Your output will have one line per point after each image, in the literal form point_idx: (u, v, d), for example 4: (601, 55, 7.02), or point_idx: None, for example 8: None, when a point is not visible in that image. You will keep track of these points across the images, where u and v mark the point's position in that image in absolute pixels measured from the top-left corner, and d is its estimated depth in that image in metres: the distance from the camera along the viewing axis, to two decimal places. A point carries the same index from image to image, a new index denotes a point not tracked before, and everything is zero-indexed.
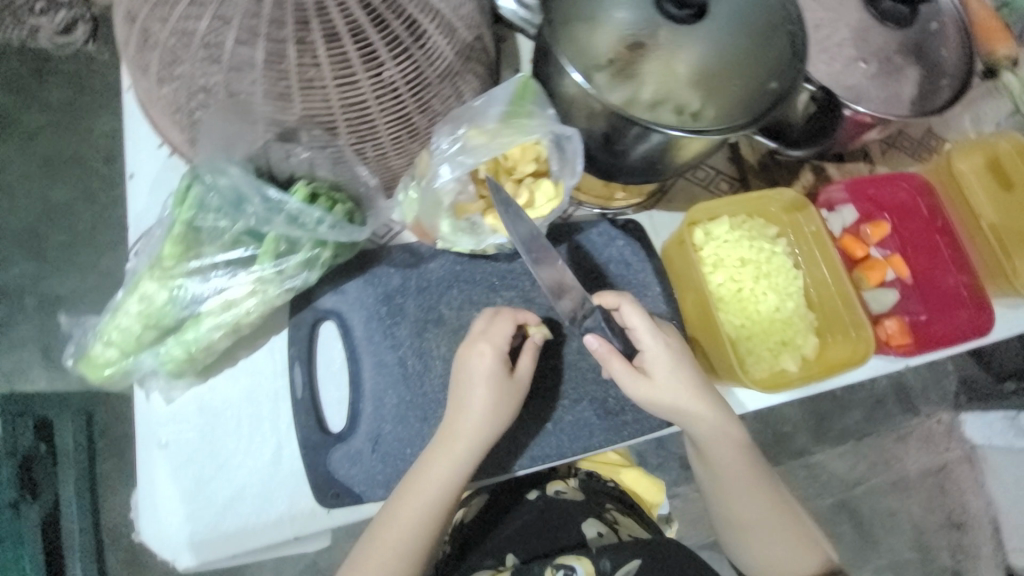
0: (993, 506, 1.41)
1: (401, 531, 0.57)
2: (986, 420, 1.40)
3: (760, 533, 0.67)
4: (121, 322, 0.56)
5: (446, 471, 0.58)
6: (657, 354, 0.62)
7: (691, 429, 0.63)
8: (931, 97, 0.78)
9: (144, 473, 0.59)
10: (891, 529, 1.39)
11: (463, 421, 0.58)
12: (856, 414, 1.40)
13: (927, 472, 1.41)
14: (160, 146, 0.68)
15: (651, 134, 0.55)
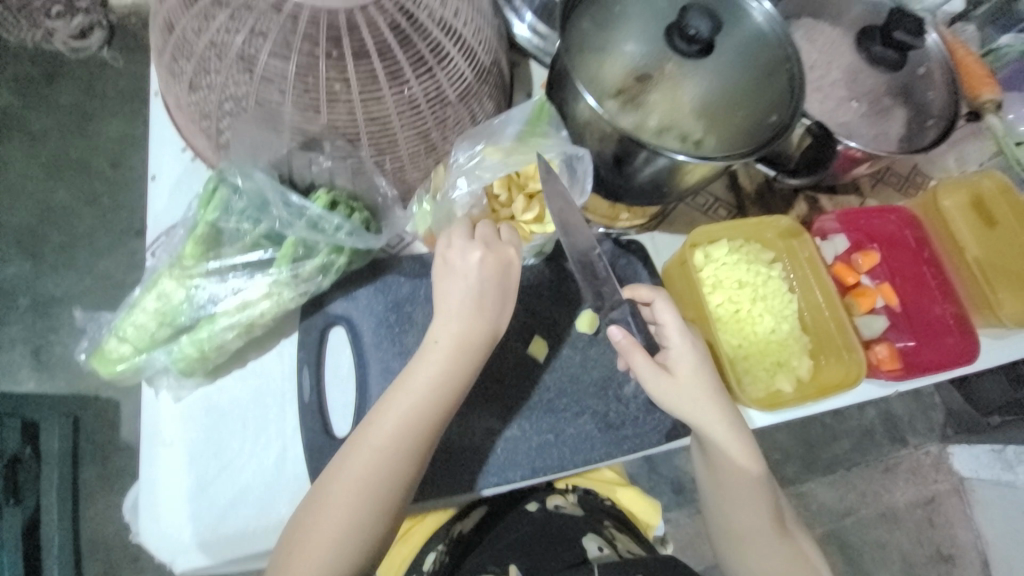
0: (981, 539, 1.43)
1: (372, 459, 0.54)
2: (973, 453, 1.43)
3: (760, 547, 0.67)
4: (137, 318, 0.57)
5: (424, 389, 0.56)
6: (680, 352, 0.63)
7: (706, 428, 0.62)
8: (916, 137, 0.83)
9: (146, 472, 0.59)
10: (881, 561, 1.39)
11: (444, 332, 0.58)
12: (846, 442, 1.42)
13: (915, 503, 1.43)
14: (183, 150, 0.71)
15: (659, 158, 0.58)
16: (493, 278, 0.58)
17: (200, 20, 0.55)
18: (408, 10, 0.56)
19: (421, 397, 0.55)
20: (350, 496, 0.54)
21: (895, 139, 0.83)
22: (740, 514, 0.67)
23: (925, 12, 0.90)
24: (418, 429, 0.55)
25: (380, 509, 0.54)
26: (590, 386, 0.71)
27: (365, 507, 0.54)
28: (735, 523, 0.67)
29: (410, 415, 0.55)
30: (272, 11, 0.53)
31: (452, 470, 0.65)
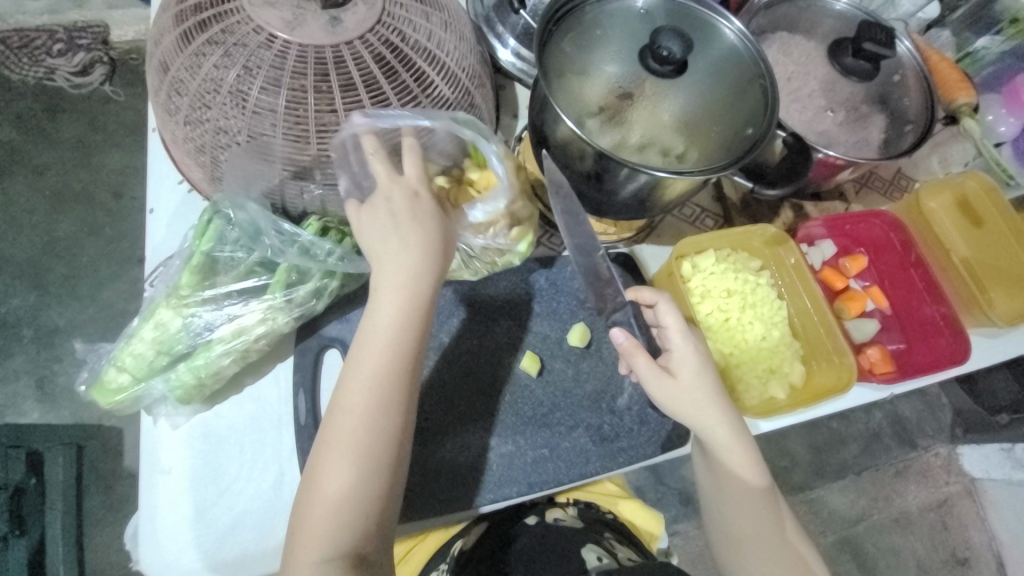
0: (995, 540, 1.41)
1: (347, 446, 0.52)
2: (984, 453, 1.41)
3: (761, 555, 0.66)
4: (135, 348, 0.59)
5: (379, 357, 0.53)
6: (679, 354, 0.64)
7: (705, 430, 0.63)
8: (895, 143, 0.85)
9: (144, 501, 0.60)
10: (895, 567, 1.37)
11: (384, 280, 0.55)
12: (852, 447, 1.41)
13: (927, 507, 1.41)
14: (180, 182, 0.73)
15: (639, 174, 0.60)
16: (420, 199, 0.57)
17: (193, 60, 0.58)
18: (392, 42, 0.58)
19: (380, 367, 0.53)
20: (333, 491, 0.51)
21: (875, 145, 0.85)
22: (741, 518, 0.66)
23: (898, 22, 0.92)
24: (381, 402, 0.53)
25: (370, 498, 0.52)
26: (584, 400, 0.72)
27: (352, 499, 0.52)
28: (738, 528, 0.66)
29: (372, 391, 0.53)
30: (262, 49, 0.55)
31: (449, 488, 0.66)
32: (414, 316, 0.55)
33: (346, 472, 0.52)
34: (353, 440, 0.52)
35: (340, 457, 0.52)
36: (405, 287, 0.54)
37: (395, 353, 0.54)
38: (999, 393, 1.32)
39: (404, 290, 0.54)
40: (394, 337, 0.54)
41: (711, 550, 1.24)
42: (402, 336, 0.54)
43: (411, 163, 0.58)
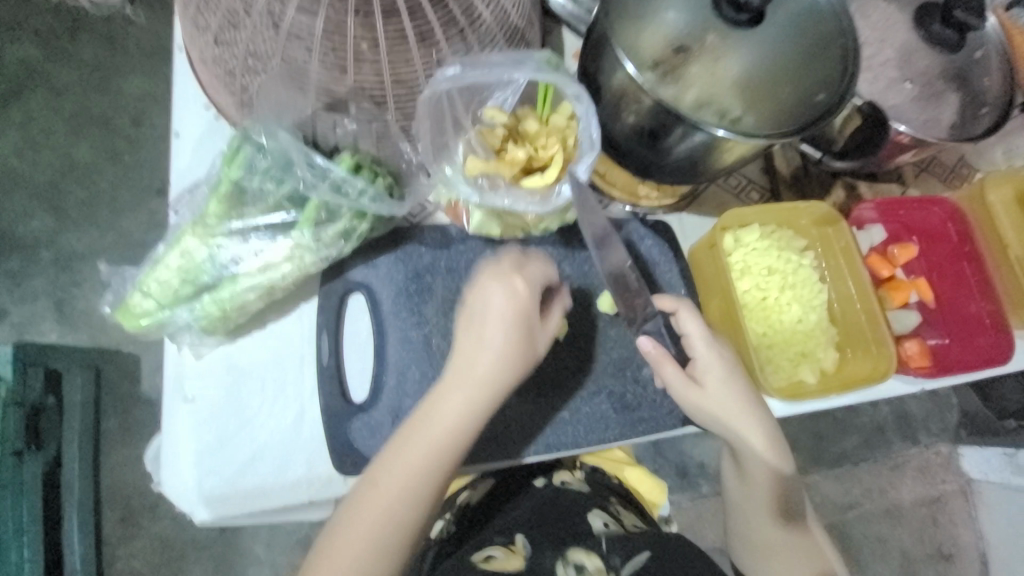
0: (982, 540, 1.40)
1: (394, 489, 0.54)
2: (985, 455, 1.36)
3: (781, 546, 0.67)
4: (161, 275, 0.57)
5: (459, 409, 0.55)
6: (706, 361, 0.64)
7: (734, 433, 0.65)
8: (969, 125, 0.77)
9: (168, 426, 0.60)
10: (880, 555, 1.37)
11: (479, 334, 0.56)
12: (853, 439, 1.37)
13: (920, 502, 1.39)
14: (207, 107, 0.70)
15: (697, 132, 0.56)
16: (523, 295, 0.57)
17: None
18: None
19: (456, 418, 0.55)
20: (370, 526, 0.53)
21: (945, 126, 0.77)
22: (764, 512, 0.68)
23: None
24: (440, 458, 0.54)
25: (400, 541, 0.54)
26: (607, 367, 0.70)
27: (387, 540, 0.53)
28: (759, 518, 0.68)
29: (442, 439, 0.54)
30: None
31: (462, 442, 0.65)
32: (503, 378, 0.56)
33: (387, 512, 0.53)
34: (402, 485, 0.54)
35: (386, 496, 0.54)
36: (489, 386, 0.55)
37: (473, 406, 0.55)
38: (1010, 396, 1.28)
39: (485, 386, 0.55)
40: (471, 399, 0.55)
41: (702, 522, 1.26)
42: (470, 418, 0.55)
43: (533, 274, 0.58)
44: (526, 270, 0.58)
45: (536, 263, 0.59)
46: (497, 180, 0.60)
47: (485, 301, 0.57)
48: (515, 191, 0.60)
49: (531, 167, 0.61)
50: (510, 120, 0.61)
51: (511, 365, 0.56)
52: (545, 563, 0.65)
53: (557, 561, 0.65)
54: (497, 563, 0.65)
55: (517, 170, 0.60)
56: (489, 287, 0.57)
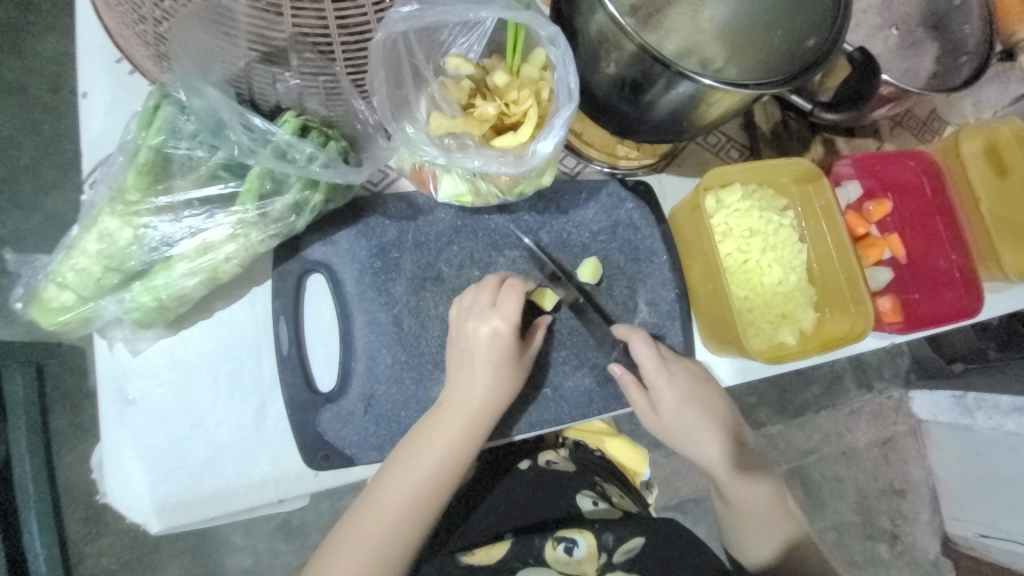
0: (932, 475, 1.33)
1: (389, 514, 0.55)
2: (934, 398, 1.29)
3: (757, 525, 0.68)
4: (78, 263, 0.49)
5: (456, 419, 0.56)
6: (663, 392, 0.64)
7: (695, 443, 0.68)
8: (949, 76, 0.73)
9: (107, 432, 0.54)
10: (837, 494, 1.29)
11: (471, 347, 0.57)
12: (815, 388, 1.28)
13: (874, 443, 1.31)
14: (119, 62, 0.59)
15: (682, 81, 0.51)
16: (504, 335, 0.57)
17: None
18: None
19: (454, 430, 0.56)
20: (365, 541, 0.54)
21: (924, 77, 0.74)
22: (747, 500, 0.68)
23: None
24: (434, 482, 0.55)
25: (394, 557, 0.54)
26: (590, 339, 0.67)
27: (382, 558, 0.54)
28: (740, 505, 0.68)
29: (441, 450, 0.55)
30: None
31: None
32: (495, 391, 0.57)
33: (381, 535, 0.54)
34: (397, 509, 0.55)
35: (381, 520, 0.54)
36: (475, 414, 0.57)
37: (468, 418, 0.57)
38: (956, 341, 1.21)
39: (471, 415, 0.56)
40: (461, 429, 0.56)
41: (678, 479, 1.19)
42: (458, 437, 0.56)
43: (510, 306, 0.58)
44: (501, 307, 0.57)
45: (508, 291, 0.58)
46: (465, 140, 0.55)
47: (470, 340, 0.58)
48: (485, 151, 0.54)
49: (502, 125, 0.55)
50: (477, 72, 0.55)
51: (497, 388, 0.57)
52: (534, 544, 0.62)
53: (546, 540, 0.63)
54: (481, 552, 0.63)
55: (487, 128, 0.54)
56: (471, 323, 0.58)
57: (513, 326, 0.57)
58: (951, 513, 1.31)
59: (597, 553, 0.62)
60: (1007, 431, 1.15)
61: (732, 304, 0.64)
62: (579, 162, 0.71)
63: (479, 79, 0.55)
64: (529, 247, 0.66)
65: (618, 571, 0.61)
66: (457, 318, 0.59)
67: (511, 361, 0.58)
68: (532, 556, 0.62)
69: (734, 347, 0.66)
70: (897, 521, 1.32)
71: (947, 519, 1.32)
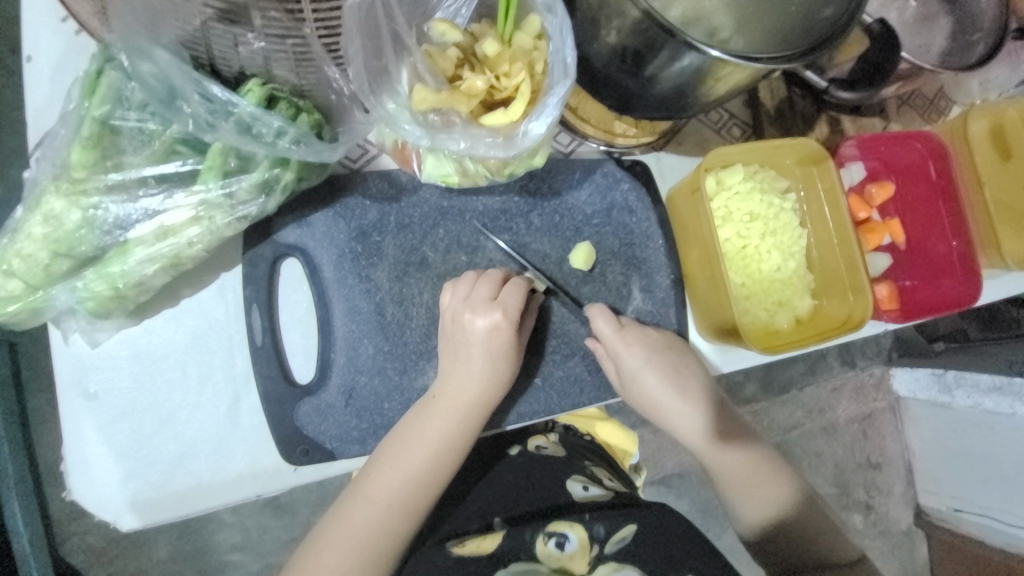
0: (908, 451, 1.28)
1: (380, 508, 0.53)
2: (914, 375, 1.22)
3: (750, 489, 0.67)
4: (22, 248, 0.45)
5: (453, 412, 0.54)
6: (627, 360, 0.62)
7: (673, 419, 0.66)
8: (962, 53, 0.69)
9: (68, 428, 0.50)
10: (816, 469, 1.23)
11: (469, 339, 0.55)
12: (799, 365, 1.20)
13: (853, 419, 1.24)
14: (65, 21, 0.53)
15: (687, 53, 0.46)
16: (504, 328, 0.55)
17: None
18: None
19: (449, 426, 0.54)
20: (353, 536, 0.52)
21: (936, 53, 0.70)
22: (731, 469, 0.67)
23: None
24: (424, 479, 0.54)
25: (382, 553, 0.53)
26: (581, 326, 0.64)
27: (369, 554, 0.52)
28: (737, 480, 0.67)
29: (435, 444, 0.54)
30: None
31: None
32: (496, 386, 0.55)
33: (368, 532, 0.52)
34: (386, 505, 0.53)
35: (369, 515, 0.52)
36: (469, 411, 0.55)
37: (466, 414, 0.55)
38: (940, 320, 1.20)
39: (466, 410, 0.54)
40: (454, 426, 0.54)
41: (652, 461, 1.11)
42: (454, 433, 0.54)
43: (511, 296, 0.56)
44: (505, 300, 0.55)
45: (513, 286, 0.56)
46: (451, 117, 0.50)
47: (465, 334, 0.55)
48: (473, 129, 0.50)
49: (491, 100, 0.51)
50: (463, 39, 0.50)
51: (491, 382, 0.55)
52: (524, 538, 0.61)
53: (535, 534, 0.61)
54: (471, 545, 0.61)
55: (475, 104, 0.49)
56: (466, 315, 0.55)
57: (516, 321, 0.55)
58: (925, 486, 1.26)
59: (588, 545, 0.60)
60: (985, 409, 1.09)
61: (730, 293, 0.62)
62: (572, 139, 0.67)
63: (464, 49, 0.51)
64: (502, 246, 0.62)
65: (611, 562, 0.60)
66: (453, 310, 0.55)
67: (510, 356, 0.56)
68: (524, 551, 0.60)
69: (736, 339, 0.64)
70: (872, 494, 1.27)
71: (921, 493, 1.28)
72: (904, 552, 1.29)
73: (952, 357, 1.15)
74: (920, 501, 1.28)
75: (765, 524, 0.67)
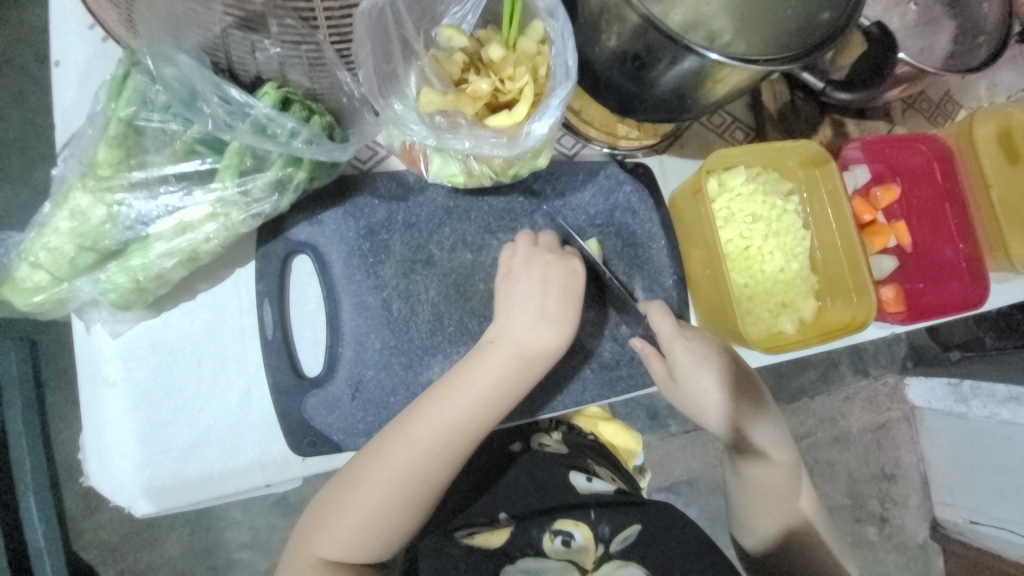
0: (924, 461, 1.26)
1: (422, 449, 0.52)
2: (929, 384, 1.20)
3: (765, 501, 0.66)
4: (50, 241, 0.47)
5: (509, 365, 0.55)
6: (678, 357, 0.62)
7: (709, 419, 0.65)
8: (966, 56, 0.70)
9: (88, 414, 0.53)
10: (829, 478, 1.21)
11: (532, 293, 0.56)
12: (810, 372, 1.19)
13: (867, 427, 1.22)
14: (93, 29, 0.56)
15: (688, 57, 0.48)
16: (568, 284, 0.57)
17: None
18: None
19: (505, 380, 0.54)
20: (393, 473, 0.52)
21: (940, 56, 0.70)
22: (752, 478, 0.66)
23: None
24: (473, 428, 0.53)
25: (417, 495, 0.52)
26: (585, 325, 0.66)
27: (405, 492, 0.52)
28: (751, 487, 0.66)
29: (488, 393, 0.54)
30: None
31: None
32: (553, 345, 0.56)
33: (407, 471, 0.52)
34: (428, 447, 0.52)
35: (411, 455, 0.52)
36: (523, 367, 0.55)
37: (521, 373, 0.55)
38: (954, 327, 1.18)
39: (520, 365, 0.55)
40: (483, 398, 0.54)
41: (662, 467, 1.10)
42: (507, 390, 0.54)
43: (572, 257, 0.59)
44: (550, 272, 0.58)
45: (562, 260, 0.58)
46: (457, 118, 0.52)
47: (527, 284, 0.57)
48: (477, 131, 0.51)
49: (497, 103, 0.52)
50: (470, 45, 0.52)
51: (524, 355, 0.55)
52: (531, 534, 0.61)
53: (542, 531, 0.61)
54: (479, 538, 0.61)
55: (480, 106, 0.51)
56: (528, 269, 0.58)
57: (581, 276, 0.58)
58: (942, 498, 1.24)
59: (593, 544, 0.61)
60: (1002, 420, 1.07)
61: (731, 291, 0.63)
62: (576, 142, 0.68)
63: (473, 56, 0.53)
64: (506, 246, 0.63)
65: (614, 560, 0.60)
66: (510, 263, 0.58)
67: (569, 316, 0.57)
68: (532, 546, 0.61)
69: (740, 339, 0.64)
70: (887, 506, 1.25)
71: (937, 504, 1.25)
72: (920, 565, 1.26)
73: (968, 366, 1.12)
74: (937, 513, 1.25)
75: (774, 525, 0.66)
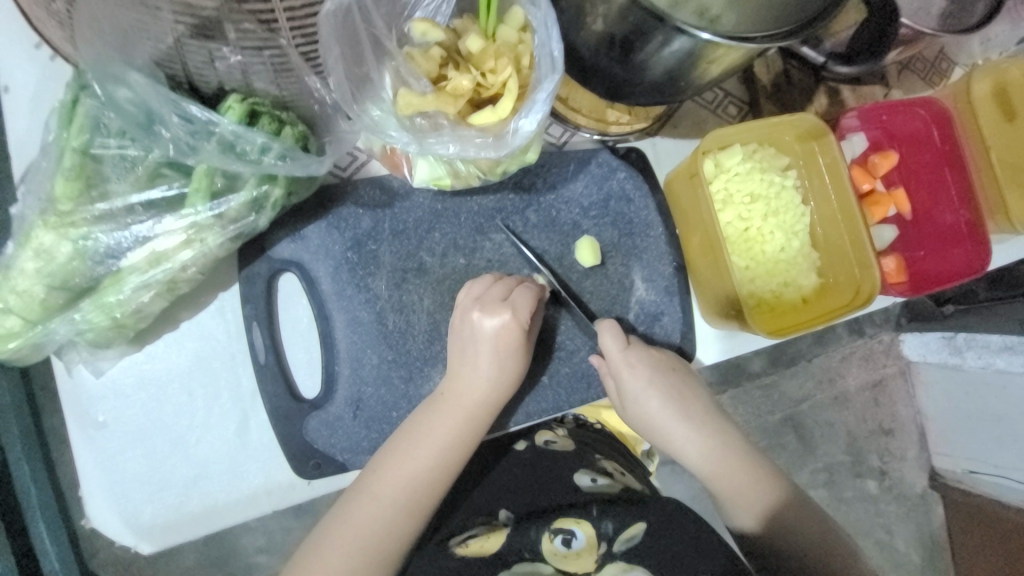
0: (920, 415, 1.26)
1: (383, 505, 0.51)
2: (924, 338, 1.18)
3: (734, 493, 0.61)
4: (17, 284, 0.45)
5: (459, 410, 0.53)
6: (626, 378, 0.60)
7: (666, 431, 0.63)
8: (961, 15, 0.68)
9: (82, 457, 0.51)
10: (829, 437, 1.22)
11: (481, 334, 0.54)
12: (807, 335, 1.18)
13: (864, 386, 1.22)
14: (38, 46, 0.52)
15: (678, 39, 0.45)
16: (512, 326, 0.54)
17: None
18: None
19: (460, 423, 0.53)
20: (359, 535, 0.50)
21: (937, 15, 0.68)
22: (718, 472, 0.62)
23: None
24: (433, 477, 0.52)
25: (388, 554, 0.50)
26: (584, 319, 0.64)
27: (373, 552, 0.50)
28: (718, 484, 0.62)
29: (443, 442, 0.53)
30: None
31: None
32: (508, 381, 0.55)
33: (369, 529, 0.50)
34: (390, 500, 0.51)
35: (372, 514, 0.51)
36: (477, 409, 0.54)
37: (475, 415, 0.54)
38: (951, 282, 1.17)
39: (472, 408, 0.54)
40: (464, 421, 0.53)
41: None
42: (465, 437, 0.53)
43: (521, 301, 0.55)
44: (515, 300, 0.55)
45: (523, 288, 0.56)
46: (439, 119, 0.49)
47: (473, 330, 0.54)
48: (461, 131, 0.48)
49: (479, 99, 0.49)
50: (446, 37, 0.49)
51: (502, 380, 0.54)
52: (528, 537, 0.60)
53: (541, 532, 0.61)
54: (474, 545, 0.60)
55: (462, 104, 0.48)
56: (476, 313, 0.54)
57: (527, 315, 0.54)
58: (939, 449, 1.24)
59: (596, 543, 0.60)
60: (997, 369, 1.06)
61: (732, 274, 0.61)
62: (565, 130, 0.65)
63: (451, 50, 0.49)
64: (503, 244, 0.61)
65: (619, 561, 0.59)
66: (461, 310, 0.55)
67: (519, 355, 0.55)
68: (529, 550, 0.60)
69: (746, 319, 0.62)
70: (886, 460, 1.26)
71: (935, 455, 1.26)
72: (920, 514, 1.29)
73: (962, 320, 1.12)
74: (934, 464, 1.27)
75: (750, 524, 0.60)
